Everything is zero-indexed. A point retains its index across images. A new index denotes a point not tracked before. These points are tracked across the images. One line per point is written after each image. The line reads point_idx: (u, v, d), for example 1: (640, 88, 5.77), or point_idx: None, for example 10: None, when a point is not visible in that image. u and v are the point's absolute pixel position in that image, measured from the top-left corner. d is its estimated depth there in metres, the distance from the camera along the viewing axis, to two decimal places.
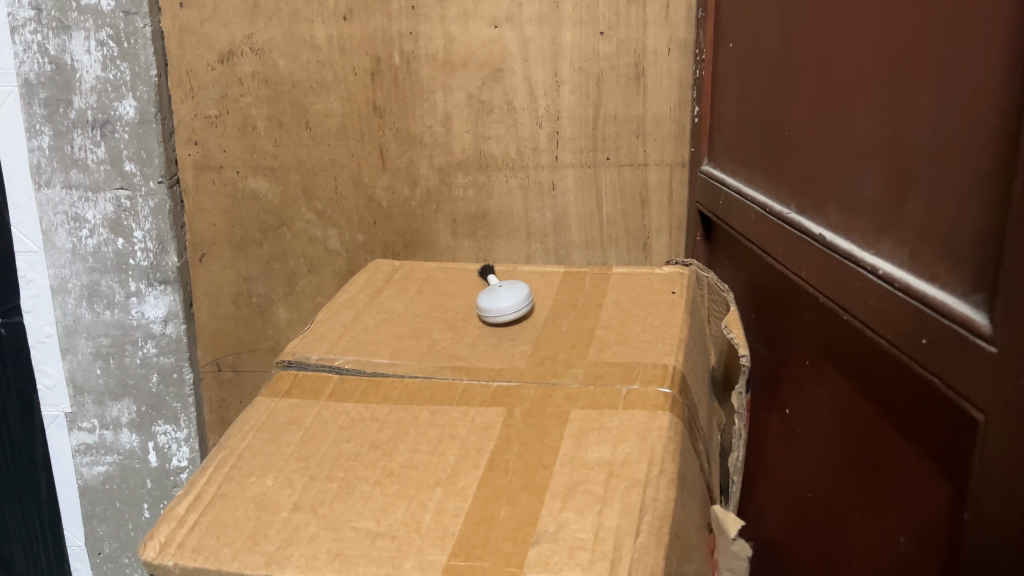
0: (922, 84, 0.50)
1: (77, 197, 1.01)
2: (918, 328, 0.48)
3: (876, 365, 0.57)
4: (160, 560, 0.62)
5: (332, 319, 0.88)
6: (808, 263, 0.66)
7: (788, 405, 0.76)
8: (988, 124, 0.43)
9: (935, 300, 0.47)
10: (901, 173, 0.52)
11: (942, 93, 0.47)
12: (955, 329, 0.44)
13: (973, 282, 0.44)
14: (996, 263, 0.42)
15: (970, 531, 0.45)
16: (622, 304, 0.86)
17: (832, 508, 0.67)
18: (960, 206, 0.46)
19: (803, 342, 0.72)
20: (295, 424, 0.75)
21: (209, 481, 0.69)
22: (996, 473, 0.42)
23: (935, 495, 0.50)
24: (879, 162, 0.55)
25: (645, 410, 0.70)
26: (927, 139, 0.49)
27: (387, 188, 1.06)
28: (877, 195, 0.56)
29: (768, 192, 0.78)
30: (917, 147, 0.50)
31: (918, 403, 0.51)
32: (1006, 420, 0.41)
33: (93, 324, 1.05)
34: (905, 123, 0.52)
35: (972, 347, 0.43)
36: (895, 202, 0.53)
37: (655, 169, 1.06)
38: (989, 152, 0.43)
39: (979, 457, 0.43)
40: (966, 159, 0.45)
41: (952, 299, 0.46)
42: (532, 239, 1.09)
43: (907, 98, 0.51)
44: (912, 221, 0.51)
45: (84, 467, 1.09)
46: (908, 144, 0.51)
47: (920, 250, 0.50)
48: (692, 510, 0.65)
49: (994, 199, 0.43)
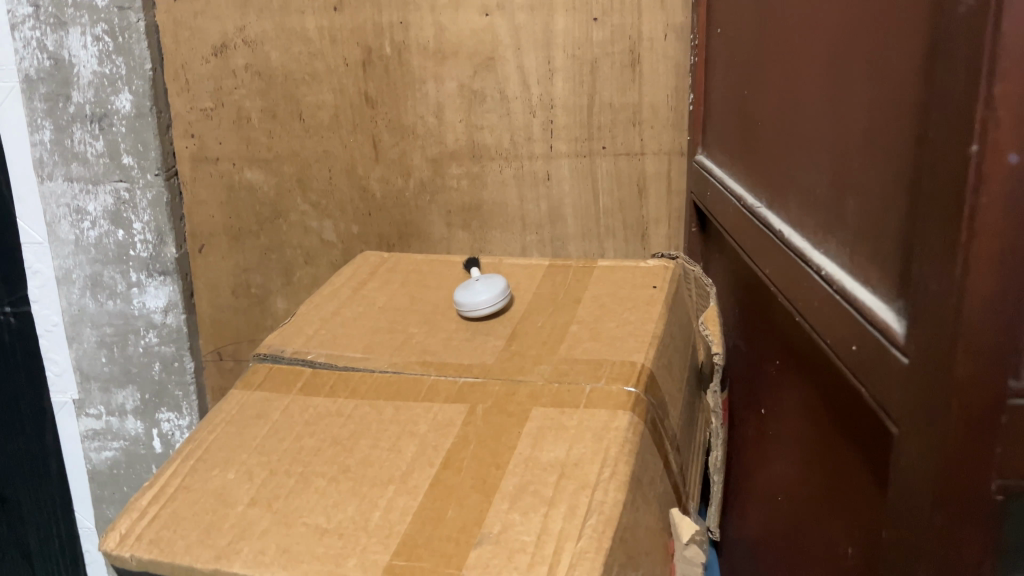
0: (858, 75, 0.47)
1: (78, 190, 1.03)
2: (850, 333, 0.46)
3: (825, 368, 0.55)
4: (118, 551, 0.63)
5: (313, 312, 0.88)
6: (771, 260, 0.64)
7: (763, 406, 0.74)
8: (905, 119, 0.41)
9: (862, 305, 0.44)
10: (842, 170, 0.50)
11: (872, 85, 0.45)
12: (876, 336, 0.42)
13: (895, 286, 0.42)
14: (910, 267, 0.40)
15: (888, 547, 0.43)
16: (600, 299, 0.84)
17: (796, 514, 0.64)
18: (886, 206, 0.43)
19: (773, 341, 0.69)
20: (262, 418, 0.75)
21: (173, 473, 0.70)
22: (906, 490, 0.40)
23: (870, 506, 0.48)
24: (827, 156, 0.53)
25: (605, 410, 0.68)
26: (862, 135, 0.46)
27: (381, 179, 1.06)
28: (826, 191, 0.53)
29: (745, 184, 0.75)
30: (854, 143, 0.48)
31: (856, 409, 0.49)
32: (913, 435, 0.38)
33: (97, 314, 1.07)
34: (847, 115, 0.49)
35: (889, 356, 0.40)
36: (838, 199, 0.51)
37: (653, 158, 1.03)
38: (906, 149, 0.40)
39: (894, 472, 0.41)
40: (889, 155, 0.43)
41: (878, 303, 0.43)
42: (528, 230, 1.08)
43: (847, 89, 0.49)
44: (850, 220, 0.48)
45: (93, 452, 1.13)
46: (848, 139, 0.49)
47: (856, 250, 0.47)
48: (647, 513, 0.63)
49: (909, 198, 0.40)
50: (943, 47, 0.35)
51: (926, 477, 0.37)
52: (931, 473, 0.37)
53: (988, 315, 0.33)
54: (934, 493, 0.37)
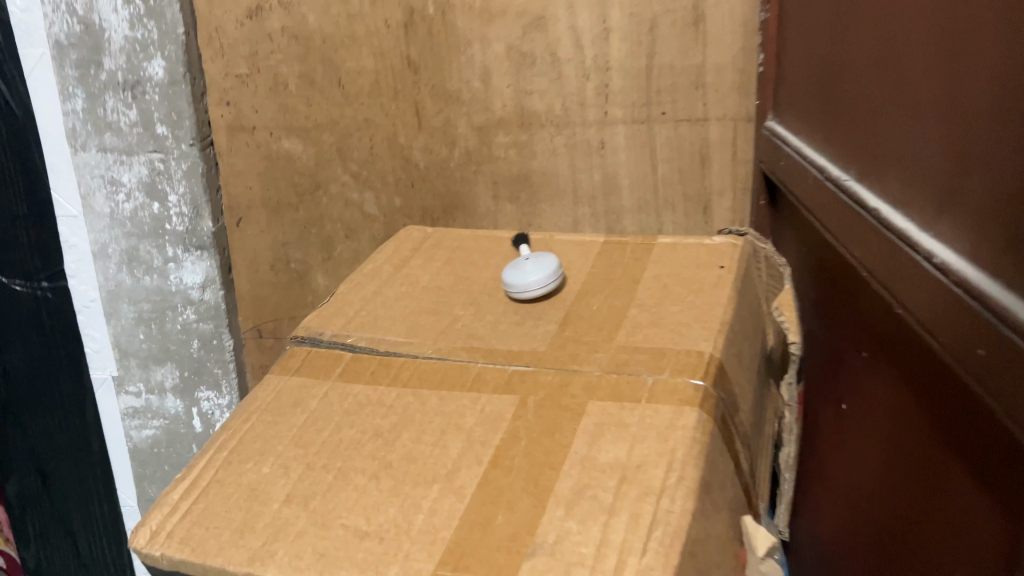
0: (987, 26, 0.39)
1: (112, 161, 0.99)
2: (975, 335, 0.39)
3: (933, 367, 0.48)
4: (148, 550, 0.60)
5: (353, 292, 0.83)
6: (863, 242, 0.56)
7: (845, 400, 0.67)
8: None
9: (994, 303, 0.37)
10: (964, 139, 0.42)
11: (1008, 38, 0.37)
12: (1014, 341, 0.35)
13: None
14: None
15: None
16: (661, 279, 0.77)
17: (886, 525, 0.58)
18: None
19: (861, 331, 0.62)
20: (300, 406, 0.71)
21: (207, 465, 0.66)
22: None
23: (994, 535, 0.41)
24: (943, 124, 0.45)
25: (670, 405, 0.62)
26: (993, 98, 0.39)
27: (424, 149, 1.00)
28: (939, 164, 0.46)
29: (828, 154, 0.68)
30: (981, 108, 0.40)
31: (978, 420, 0.42)
32: None
33: (133, 290, 1.04)
34: (970, 74, 0.41)
35: None
36: (956, 175, 0.43)
37: (716, 124, 0.95)
38: None
39: None
40: None
41: (1015, 300, 0.36)
42: (580, 202, 1.01)
43: (971, 43, 0.41)
44: (974, 199, 0.41)
45: (133, 430, 1.10)
46: (972, 103, 0.41)
47: (982, 235, 0.40)
48: (716, 521, 0.57)
49: None
50: None
51: None
52: None
53: None
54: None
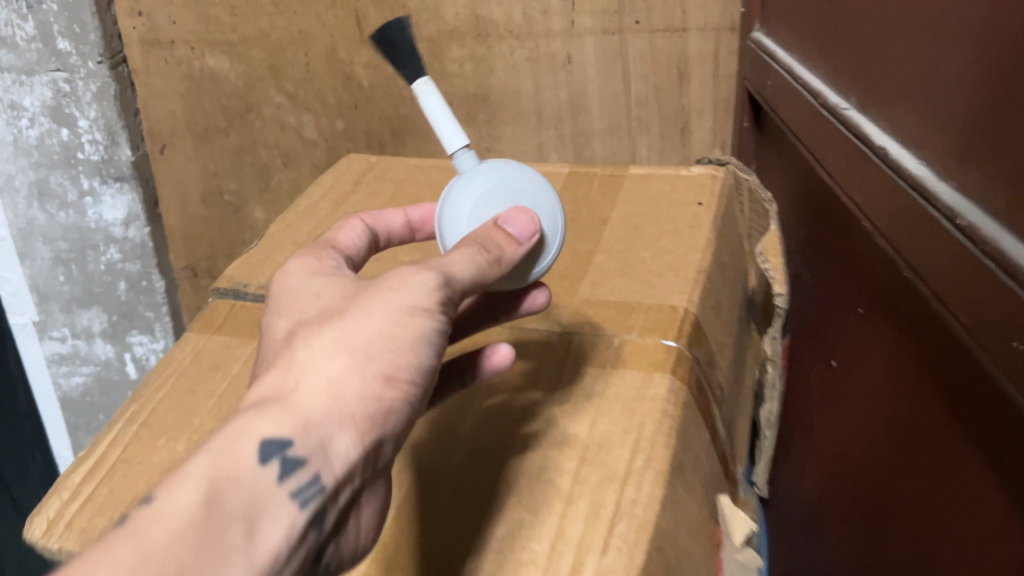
0: None
1: (10, 81, 0.85)
2: (984, 295, 0.34)
3: (943, 335, 0.41)
4: (45, 542, 0.53)
5: (285, 234, 0.74)
6: (861, 185, 0.49)
7: (835, 358, 0.60)
8: None
9: (1001, 255, 0.32)
10: (986, 113, 0.35)
11: None
12: None
13: None
14: None
15: None
16: (633, 221, 0.68)
17: (885, 496, 0.51)
18: None
19: (860, 285, 0.54)
20: (221, 370, 0.62)
21: (116, 462, 0.57)
22: None
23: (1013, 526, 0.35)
24: (959, 85, 0.38)
25: (638, 370, 0.54)
26: (998, 75, 0.34)
27: (368, 65, 0.88)
28: (957, 110, 0.38)
29: (827, 78, 0.58)
30: (980, 89, 0.36)
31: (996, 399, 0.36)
32: None
33: (48, 227, 0.93)
34: (993, 20, 0.35)
35: None
36: (973, 133, 0.37)
37: (697, 36, 0.84)
38: None
39: None
40: None
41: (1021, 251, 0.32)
42: (544, 125, 0.92)
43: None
44: (982, 180, 0.36)
45: (62, 378, 1.02)
46: (996, 89, 0.35)
47: (980, 167, 0.36)
48: (689, 506, 0.50)
49: None
50: None
51: None
52: None
53: None
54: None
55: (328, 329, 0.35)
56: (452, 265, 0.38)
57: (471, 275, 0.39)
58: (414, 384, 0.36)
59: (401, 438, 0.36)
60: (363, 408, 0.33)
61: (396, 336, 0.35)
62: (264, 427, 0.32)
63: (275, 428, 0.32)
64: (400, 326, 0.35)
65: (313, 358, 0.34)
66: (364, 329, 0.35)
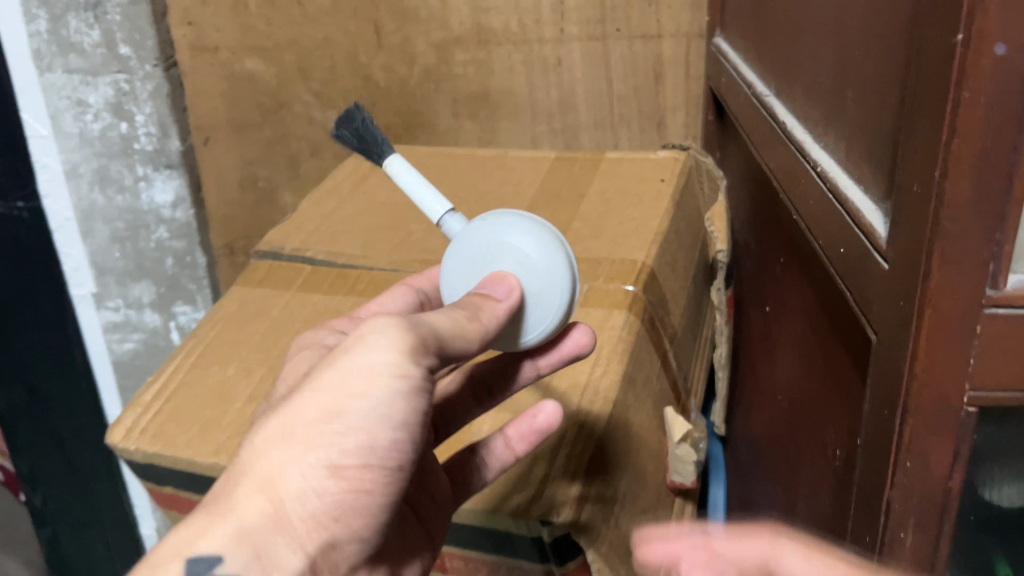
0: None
1: (78, 82, 0.97)
2: (829, 221, 0.47)
3: (815, 263, 0.55)
4: (124, 444, 0.66)
5: (314, 208, 0.88)
6: (773, 153, 0.62)
7: (768, 304, 0.73)
8: (886, 30, 0.40)
9: (836, 188, 0.46)
10: (837, 89, 0.49)
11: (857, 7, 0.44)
12: (847, 219, 0.43)
13: (865, 170, 0.43)
14: (891, 157, 0.40)
15: (864, 432, 0.44)
16: (606, 195, 0.81)
17: (795, 406, 0.64)
18: (876, 115, 0.42)
19: (778, 239, 0.67)
20: (262, 314, 0.76)
21: (178, 383, 0.70)
22: (884, 380, 0.40)
23: (850, 396, 0.48)
24: (824, 70, 0.51)
25: (603, 308, 0.67)
26: (840, 62, 0.48)
27: (384, 67, 1.04)
28: (824, 90, 0.51)
29: (759, 73, 0.72)
30: (831, 73, 0.50)
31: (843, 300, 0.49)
32: (892, 336, 0.39)
33: (107, 210, 1.05)
34: (838, 22, 0.48)
35: (855, 238, 0.42)
36: (831, 105, 0.50)
37: (670, 41, 0.97)
38: (885, 61, 0.40)
39: (872, 373, 0.42)
40: (875, 63, 0.42)
41: (850, 185, 0.45)
42: (538, 119, 1.05)
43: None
44: (834, 139, 0.49)
45: (115, 344, 1.15)
46: (841, 73, 0.48)
47: (833, 129, 0.49)
48: (641, 412, 0.63)
49: (891, 108, 0.39)
50: (924, 24, 0.35)
51: (898, 378, 0.38)
52: (905, 377, 0.38)
53: (935, 232, 0.34)
54: (917, 392, 0.38)
55: (275, 419, 0.40)
56: (408, 328, 0.42)
57: (439, 334, 0.44)
58: (357, 464, 0.41)
59: (363, 504, 0.42)
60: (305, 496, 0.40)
61: (333, 426, 0.40)
62: (208, 530, 0.38)
63: (214, 531, 0.38)
64: (338, 407, 0.40)
65: (259, 451, 0.40)
66: (306, 415, 0.40)
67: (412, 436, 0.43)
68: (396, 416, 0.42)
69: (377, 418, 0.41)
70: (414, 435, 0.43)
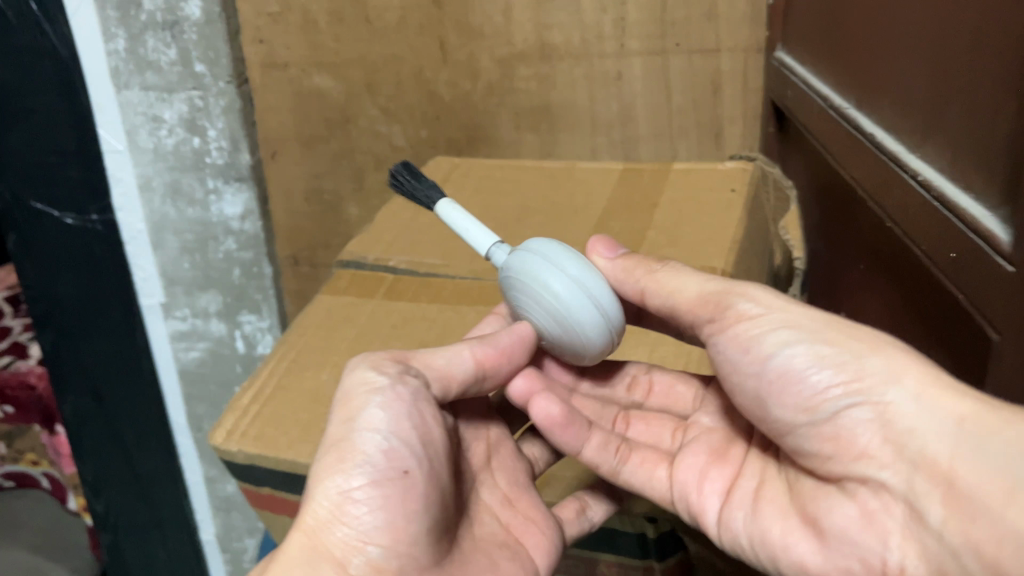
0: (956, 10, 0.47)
1: (154, 98, 1.01)
2: (934, 227, 0.49)
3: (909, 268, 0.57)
4: (227, 445, 0.68)
5: (390, 219, 0.91)
6: (857, 162, 0.64)
7: (843, 309, 0.75)
8: (1000, 44, 0.42)
9: (944, 196, 0.48)
10: (936, 100, 0.51)
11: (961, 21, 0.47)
12: (960, 226, 0.45)
13: (977, 178, 0.45)
14: (1011, 166, 0.42)
15: None
16: (678, 205, 0.84)
17: None
18: (989, 125, 0.44)
19: (857, 246, 0.69)
20: (350, 321, 0.78)
21: (276, 387, 0.73)
22: (1011, 378, 0.42)
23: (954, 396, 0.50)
24: (918, 84, 0.53)
25: None
26: (939, 75, 0.50)
27: (449, 82, 1.08)
28: (918, 102, 0.54)
29: (833, 85, 0.74)
30: (929, 86, 0.52)
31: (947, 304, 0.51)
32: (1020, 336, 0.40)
33: (177, 221, 1.09)
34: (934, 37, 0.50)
35: (970, 243, 0.44)
36: (928, 115, 0.52)
37: (729, 54, 0.99)
38: (1003, 73, 0.42)
39: (993, 372, 0.44)
40: (988, 76, 0.44)
41: (957, 194, 0.47)
42: (598, 131, 1.08)
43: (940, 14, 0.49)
44: (934, 149, 0.51)
45: (181, 352, 1.18)
46: (940, 85, 0.50)
47: (933, 140, 0.51)
48: None
49: (1011, 118, 0.41)
50: None
51: None
52: None
53: None
54: None
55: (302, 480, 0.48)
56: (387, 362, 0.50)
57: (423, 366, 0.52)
58: (367, 482, 0.46)
59: (389, 518, 0.46)
60: (330, 521, 0.45)
61: (337, 457, 0.46)
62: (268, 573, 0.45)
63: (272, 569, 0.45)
64: (336, 439, 0.47)
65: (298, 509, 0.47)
66: (317, 460, 0.47)
67: (406, 450, 0.47)
68: (379, 435, 0.47)
69: (361, 441, 0.46)
70: (410, 448, 0.47)
